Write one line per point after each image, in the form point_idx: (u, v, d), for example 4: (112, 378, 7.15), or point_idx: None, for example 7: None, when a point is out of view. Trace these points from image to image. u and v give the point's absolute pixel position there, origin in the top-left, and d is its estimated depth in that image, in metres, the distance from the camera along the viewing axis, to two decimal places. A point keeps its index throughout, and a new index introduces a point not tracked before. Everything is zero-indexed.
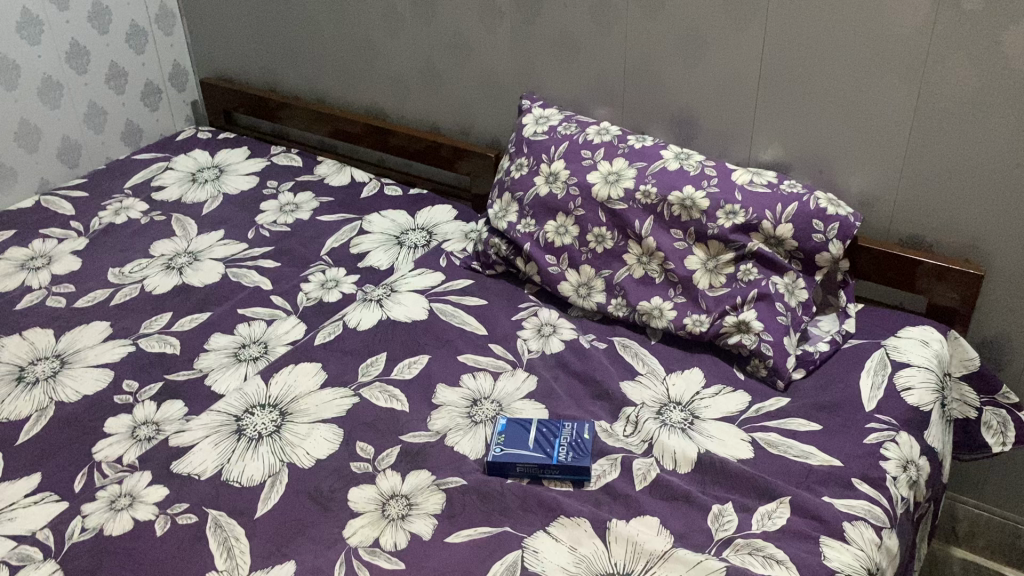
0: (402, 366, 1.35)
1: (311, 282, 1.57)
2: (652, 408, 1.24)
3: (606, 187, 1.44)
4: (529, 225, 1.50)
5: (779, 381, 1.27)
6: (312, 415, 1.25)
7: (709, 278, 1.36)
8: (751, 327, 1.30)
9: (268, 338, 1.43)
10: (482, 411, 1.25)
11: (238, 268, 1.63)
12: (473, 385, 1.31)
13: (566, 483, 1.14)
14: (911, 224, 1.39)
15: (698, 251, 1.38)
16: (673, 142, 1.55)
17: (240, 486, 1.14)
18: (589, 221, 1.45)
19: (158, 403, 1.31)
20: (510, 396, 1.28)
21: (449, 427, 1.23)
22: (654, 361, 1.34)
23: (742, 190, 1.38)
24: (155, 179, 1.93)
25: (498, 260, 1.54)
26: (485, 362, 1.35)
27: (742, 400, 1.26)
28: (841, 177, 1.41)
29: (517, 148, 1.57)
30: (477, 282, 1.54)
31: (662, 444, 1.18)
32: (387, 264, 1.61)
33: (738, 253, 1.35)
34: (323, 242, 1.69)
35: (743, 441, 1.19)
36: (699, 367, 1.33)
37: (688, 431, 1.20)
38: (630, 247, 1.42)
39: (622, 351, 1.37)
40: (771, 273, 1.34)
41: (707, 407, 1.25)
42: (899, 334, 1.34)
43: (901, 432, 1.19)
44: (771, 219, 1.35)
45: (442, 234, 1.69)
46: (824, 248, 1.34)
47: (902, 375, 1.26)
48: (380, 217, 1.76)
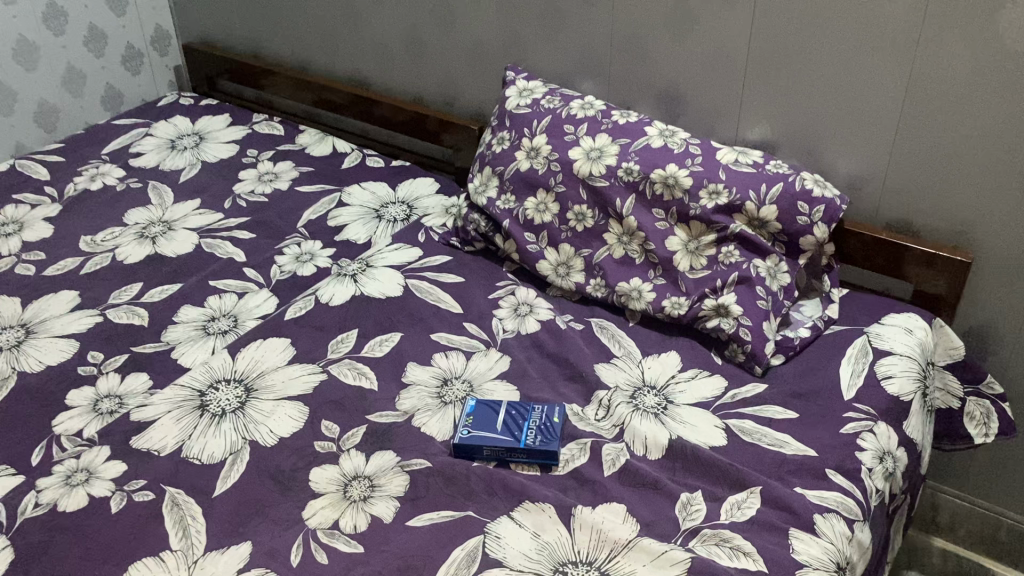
0: (373, 342, 1.32)
1: (285, 255, 1.54)
2: (624, 392, 1.21)
3: (588, 164, 1.40)
4: (509, 201, 1.47)
5: (757, 366, 1.24)
6: (278, 391, 1.22)
7: (689, 259, 1.33)
8: (730, 310, 1.27)
9: (238, 311, 1.41)
10: (452, 391, 1.23)
11: (213, 238, 1.59)
12: (444, 364, 1.28)
13: (534, 468, 1.11)
14: (900, 208, 1.35)
15: (679, 231, 1.34)
16: (659, 119, 1.51)
17: (200, 463, 1.12)
18: (570, 198, 1.41)
19: (122, 375, 1.28)
20: (482, 377, 1.25)
21: (417, 407, 1.20)
22: (631, 344, 1.31)
23: (727, 169, 1.34)
24: (133, 146, 1.89)
25: (478, 237, 1.50)
26: (458, 341, 1.32)
27: (718, 385, 1.23)
28: (829, 159, 1.37)
29: (500, 121, 1.53)
30: (455, 259, 1.50)
31: (633, 429, 1.15)
32: (365, 237, 1.58)
33: (720, 235, 1.31)
34: (300, 214, 1.66)
35: (717, 428, 1.16)
36: (676, 350, 1.30)
37: (661, 416, 1.17)
38: (610, 226, 1.39)
39: (599, 333, 1.33)
40: (753, 256, 1.31)
41: (682, 393, 1.22)
42: (882, 321, 1.30)
43: (879, 422, 1.16)
44: (755, 200, 1.31)
45: (422, 208, 1.66)
46: (808, 231, 1.30)
47: (884, 364, 1.23)
48: (360, 189, 1.72)
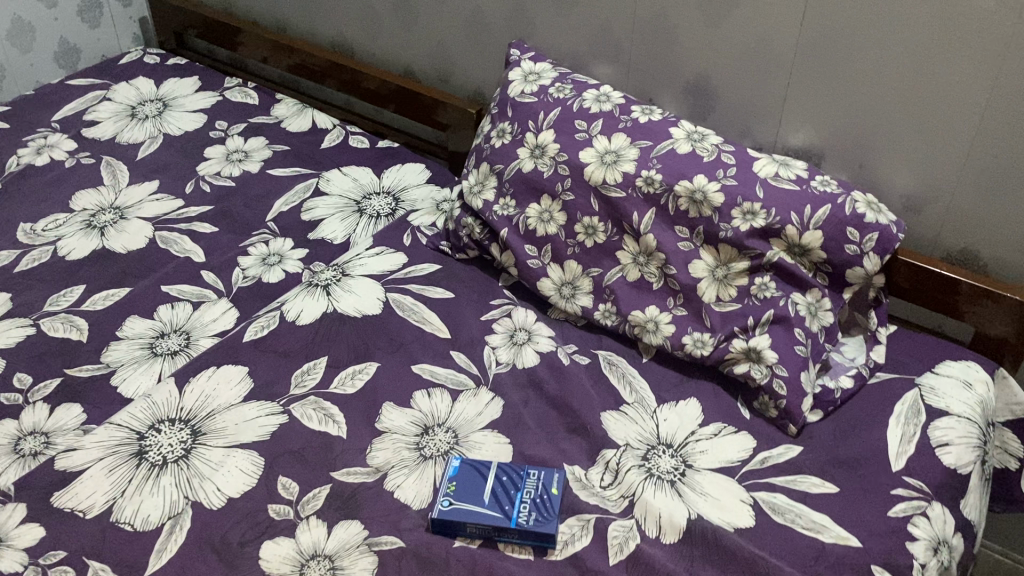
0: (344, 375, 1.13)
1: (250, 256, 1.35)
2: (634, 451, 1.04)
3: (601, 169, 1.20)
4: (508, 207, 1.27)
5: (791, 425, 1.06)
6: (230, 438, 1.05)
7: (716, 289, 1.14)
8: (763, 356, 1.08)
9: (191, 327, 1.22)
10: (434, 443, 1.05)
11: (169, 232, 1.40)
12: (426, 406, 1.10)
13: (526, 550, 0.94)
14: (966, 236, 1.15)
15: (706, 255, 1.15)
16: (685, 115, 1.31)
17: (131, 530, 0.94)
18: (579, 208, 1.21)
19: (51, 407, 1.10)
20: (469, 425, 1.07)
21: (392, 463, 1.03)
22: (644, 386, 1.13)
23: (765, 185, 1.14)
24: (87, 112, 1.68)
25: (471, 244, 1.31)
26: (444, 375, 1.14)
27: (745, 446, 1.05)
28: (884, 174, 1.17)
29: (501, 109, 1.33)
30: (445, 267, 1.31)
31: (646, 503, 0.98)
32: (343, 236, 1.38)
33: (754, 262, 1.13)
34: (271, 203, 1.46)
35: (743, 503, 0.99)
36: (696, 396, 1.12)
37: (677, 486, 1.00)
38: (625, 244, 1.19)
39: (606, 370, 1.15)
40: (792, 288, 1.12)
41: (703, 454, 1.04)
42: (937, 371, 1.12)
43: (933, 502, 0.99)
44: (797, 224, 1.11)
45: (410, 201, 1.46)
46: (857, 263, 1.11)
47: (939, 427, 1.05)
48: (339, 175, 1.52)
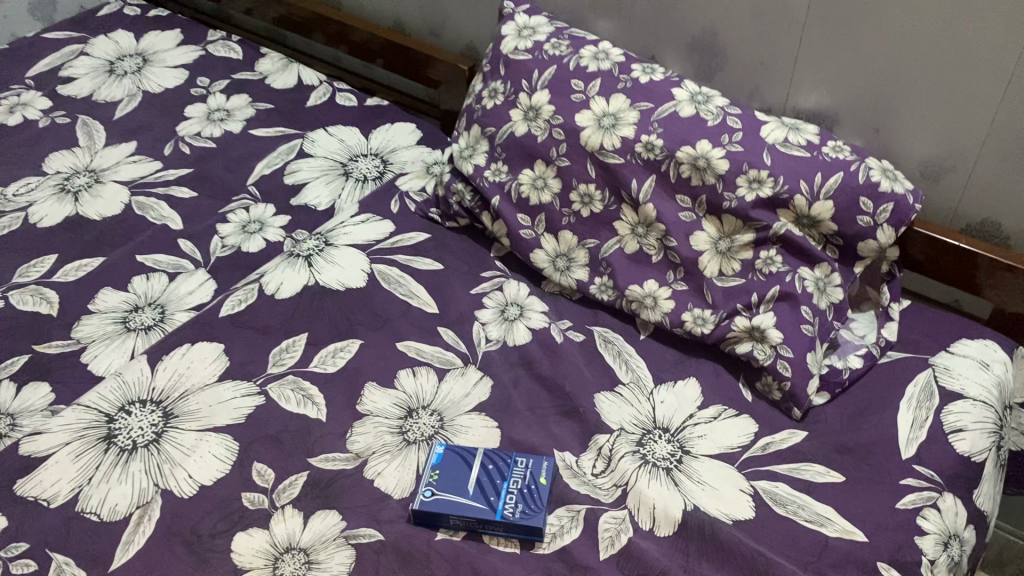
0: (325, 353, 1.08)
1: (229, 223, 1.28)
2: (629, 437, 0.98)
3: (599, 134, 1.12)
4: (499, 173, 1.19)
5: (796, 409, 1.00)
6: (203, 421, 0.99)
7: (718, 263, 1.07)
8: (766, 335, 1.02)
9: (167, 300, 1.17)
10: (418, 426, 1.00)
11: (146, 197, 1.33)
12: (410, 387, 1.04)
13: (512, 543, 0.89)
14: (988, 205, 1.07)
15: (708, 226, 1.08)
16: (689, 74, 1.23)
17: (98, 520, 0.90)
18: (575, 175, 1.14)
19: (18, 386, 1.05)
20: (455, 407, 1.02)
21: (373, 448, 0.97)
22: (641, 366, 1.07)
23: (773, 151, 1.06)
24: (63, 68, 1.60)
25: (461, 211, 1.24)
26: (430, 353, 1.08)
27: (746, 430, 1.00)
28: (901, 140, 1.09)
29: (493, 67, 1.25)
30: (434, 236, 1.24)
31: (639, 493, 0.93)
32: (327, 202, 1.32)
33: (759, 235, 1.06)
34: (253, 167, 1.39)
35: (743, 494, 0.93)
36: (695, 376, 1.06)
37: (673, 474, 0.95)
38: (623, 214, 1.12)
39: (601, 348, 1.09)
40: (800, 262, 1.05)
41: (702, 440, 0.99)
42: (952, 350, 1.06)
43: (945, 493, 0.93)
44: (806, 193, 1.04)
45: (398, 164, 1.39)
46: (870, 235, 1.04)
47: (953, 412, 0.99)
48: (326, 135, 1.44)
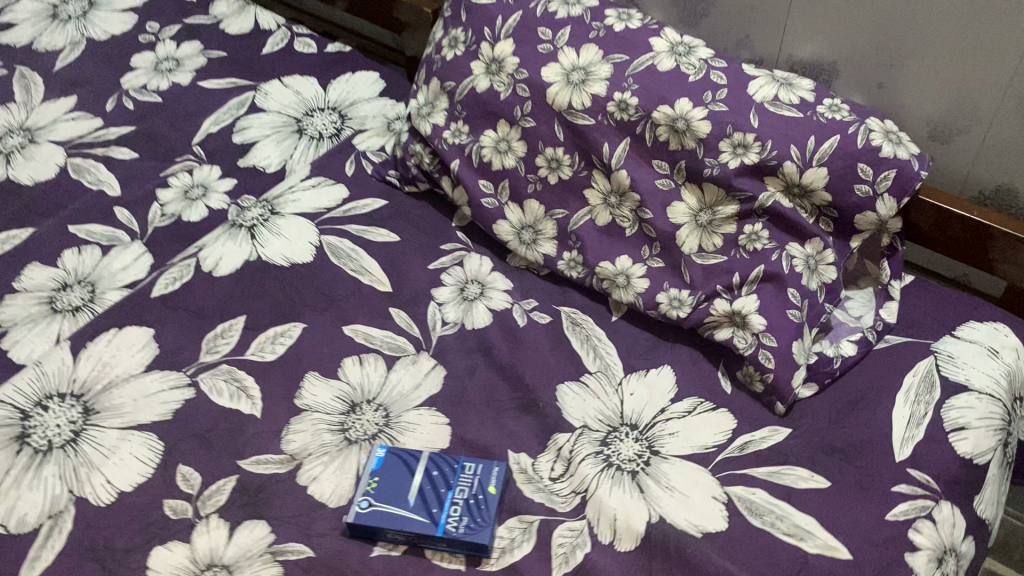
0: (264, 338, 0.98)
1: (171, 189, 1.18)
2: (592, 435, 0.89)
3: (567, 91, 1.00)
4: (459, 134, 1.07)
5: (779, 404, 0.90)
6: (126, 417, 0.91)
7: (698, 238, 0.96)
8: (748, 321, 0.91)
9: (98, 277, 1.07)
10: (361, 423, 0.91)
11: (83, 159, 1.23)
12: (355, 378, 0.95)
13: (456, 559, 0.80)
14: (1005, 170, 0.95)
15: (688, 196, 0.96)
16: (671, 19, 1.10)
17: (5, 533, 0.82)
18: (540, 137, 1.02)
19: None
20: (403, 401, 0.92)
21: (309, 449, 0.89)
22: (611, 352, 0.96)
23: (761, 111, 0.94)
24: (3, 14, 1.47)
25: (420, 175, 1.12)
26: (380, 338, 0.98)
27: (724, 427, 0.90)
28: (908, 96, 0.96)
29: (454, 11, 1.11)
30: (391, 203, 1.13)
31: (600, 503, 0.84)
32: (278, 163, 1.21)
33: (744, 207, 0.94)
34: (200, 124, 1.28)
35: (716, 501, 0.84)
36: (670, 364, 0.95)
37: (639, 480, 0.86)
38: (594, 181, 1.01)
39: (568, 331, 0.99)
40: (789, 237, 0.94)
41: (673, 438, 0.89)
42: (958, 335, 0.95)
43: (942, 502, 0.83)
44: (797, 160, 0.92)
45: (358, 119, 1.27)
46: (868, 206, 0.92)
47: (956, 407, 0.89)
48: (280, 87, 1.32)
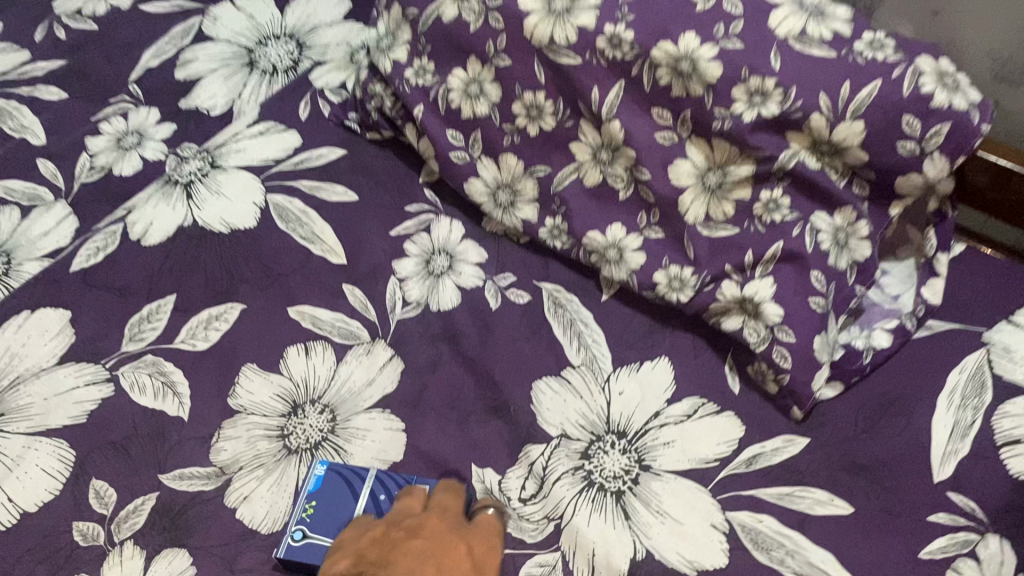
0: (196, 323, 0.84)
1: (102, 135, 1.02)
2: (571, 447, 0.76)
3: (547, 22, 0.77)
4: (424, 74, 0.88)
5: (796, 409, 0.75)
6: (34, 421, 0.79)
7: (705, 206, 0.78)
8: (761, 310, 0.76)
9: (17, 244, 0.94)
10: (303, 429, 0.78)
11: (5, 100, 1.07)
12: (298, 372, 0.81)
13: None
14: None
15: (693, 152, 0.77)
16: None
17: None
18: (517, 79, 0.82)
19: None
20: (353, 402, 0.79)
21: (242, 461, 0.76)
22: (599, 339, 0.82)
23: (786, 50, 0.72)
24: None
25: (383, 121, 0.95)
26: (329, 323, 0.84)
27: (730, 435, 0.76)
28: (970, 26, 0.76)
29: None
30: (350, 153, 0.96)
31: (576, 533, 0.71)
32: (224, 106, 1.05)
33: (761, 167, 0.75)
34: (137, 57, 1.11)
35: (715, 531, 0.71)
36: (667, 356, 0.80)
37: (624, 503, 0.73)
38: (582, 133, 0.82)
39: (549, 314, 0.84)
40: (815, 205, 0.76)
41: (667, 449, 0.75)
42: (1017, 319, 0.78)
43: (990, 535, 0.69)
44: (827, 111, 0.71)
45: (318, 48, 1.08)
46: (912, 167, 0.72)
47: (1010, 414, 0.73)
48: (231, 8, 1.13)
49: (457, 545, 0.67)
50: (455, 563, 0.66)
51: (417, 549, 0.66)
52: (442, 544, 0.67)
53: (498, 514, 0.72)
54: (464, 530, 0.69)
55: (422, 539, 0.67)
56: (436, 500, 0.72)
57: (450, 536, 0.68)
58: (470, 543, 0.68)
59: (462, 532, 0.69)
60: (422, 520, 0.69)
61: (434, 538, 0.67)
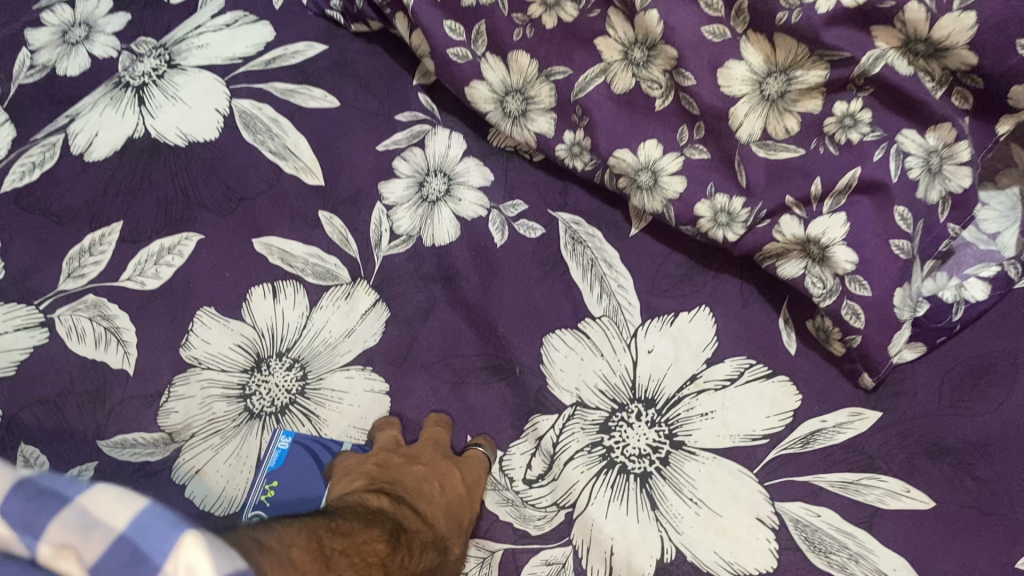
0: (147, 255, 0.71)
1: (44, 27, 0.83)
2: (587, 419, 0.64)
3: None
4: None
5: (867, 378, 0.61)
6: None
7: (761, 119, 0.61)
8: (830, 255, 0.60)
9: None
10: (269, 389, 0.66)
11: None
12: (264, 319, 0.69)
13: None
14: None
15: (749, 52, 0.60)
16: None
17: None
18: None
19: None
20: (328, 358, 0.68)
21: (195, 425, 0.65)
22: (625, 284, 0.68)
23: None
24: None
25: (370, 10, 0.76)
26: (304, 258, 0.71)
27: (782, 405, 0.62)
28: None
29: None
30: (331, 46, 0.79)
31: (591, 525, 0.61)
32: None
33: (836, 73, 0.57)
34: None
35: (762, 526, 0.59)
36: (707, 306, 0.66)
37: (650, 489, 0.61)
38: (609, 24, 0.64)
39: (566, 252, 0.70)
40: (902, 121, 0.58)
41: (705, 422, 0.62)
42: None
43: None
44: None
45: None
46: None
47: None
48: None
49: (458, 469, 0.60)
50: (457, 484, 0.59)
51: (423, 473, 0.59)
52: (442, 467, 0.60)
53: (488, 454, 0.63)
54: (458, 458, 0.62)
55: (425, 464, 0.60)
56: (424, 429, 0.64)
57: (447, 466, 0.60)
58: (467, 468, 0.61)
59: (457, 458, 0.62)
60: (418, 448, 0.62)
61: (436, 461, 0.60)
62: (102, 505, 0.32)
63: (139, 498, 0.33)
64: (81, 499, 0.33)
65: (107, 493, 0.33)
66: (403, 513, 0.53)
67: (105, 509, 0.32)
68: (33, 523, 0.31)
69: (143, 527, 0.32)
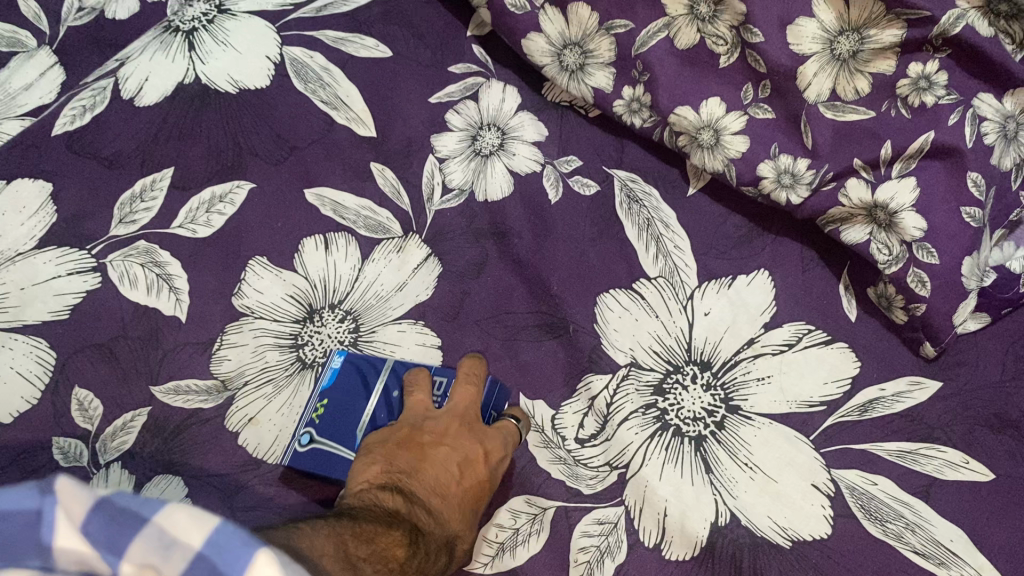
0: (198, 204, 0.70)
1: None
2: (641, 380, 0.63)
3: None
4: None
5: (929, 347, 0.60)
6: (9, 314, 0.66)
7: (831, 79, 0.60)
8: (897, 221, 0.59)
9: None
10: (322, 339, 0.67)
11: None
12: (316, 270, 0.68)
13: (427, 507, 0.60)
14: None
15: (820, 9, 0.59)
16: None
17: None
18: None
19: None
20: (380, 310, 0.67)
21: (247, 373, 0.65)
22: (682, 246, 0.67)
23: None
24: None
25: None
26: (357, 210, 0.70)
27: (840, 371, 0.62)
28: None
29: None
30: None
31: (644, 486, 0.60)
32: None
33: (912, 33, 0.56)
34: None
35: (817, 493, 0.58)
36: (766, 270, 0.66)
37: (704, 451, 0.60)
38: None
39: (622, 211, 0.69)
40: (979, 85, 0.56)
41: (761, 387, 0.62)
42: None
43: None
44: None
45: None
46: None
47: None
48: None
49: (480, 451, 0.57)
50: (473, 472, 0.56)
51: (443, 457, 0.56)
52: (464, 447, 0.57)
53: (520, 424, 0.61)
54: (484, 433, 0.58)
55: (448, 446, 0.56)
56: (451, 398, 0.60)
57: (474, 442, 0.57)
58: (490, 448, 0.57)
59: (481, 436, 0.58)
60: (444, 422, 0.58)
61: (462, 440, 0.57)
62: (177, 526, 0.33)
63: (213, 518, 0.33)
64: (158, 519, 0.33)
65: (182, 510, 0.33)
66: (415, 516, 0.51)
67: (181, 530, 0.33)
68: (115, 543, 0.32)
69: (218, 548, 0.32)
